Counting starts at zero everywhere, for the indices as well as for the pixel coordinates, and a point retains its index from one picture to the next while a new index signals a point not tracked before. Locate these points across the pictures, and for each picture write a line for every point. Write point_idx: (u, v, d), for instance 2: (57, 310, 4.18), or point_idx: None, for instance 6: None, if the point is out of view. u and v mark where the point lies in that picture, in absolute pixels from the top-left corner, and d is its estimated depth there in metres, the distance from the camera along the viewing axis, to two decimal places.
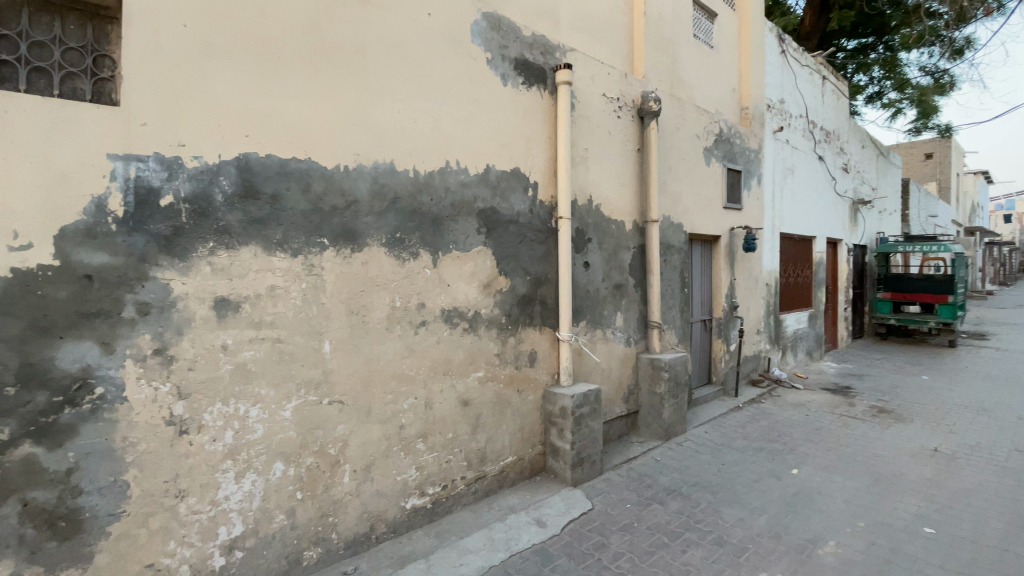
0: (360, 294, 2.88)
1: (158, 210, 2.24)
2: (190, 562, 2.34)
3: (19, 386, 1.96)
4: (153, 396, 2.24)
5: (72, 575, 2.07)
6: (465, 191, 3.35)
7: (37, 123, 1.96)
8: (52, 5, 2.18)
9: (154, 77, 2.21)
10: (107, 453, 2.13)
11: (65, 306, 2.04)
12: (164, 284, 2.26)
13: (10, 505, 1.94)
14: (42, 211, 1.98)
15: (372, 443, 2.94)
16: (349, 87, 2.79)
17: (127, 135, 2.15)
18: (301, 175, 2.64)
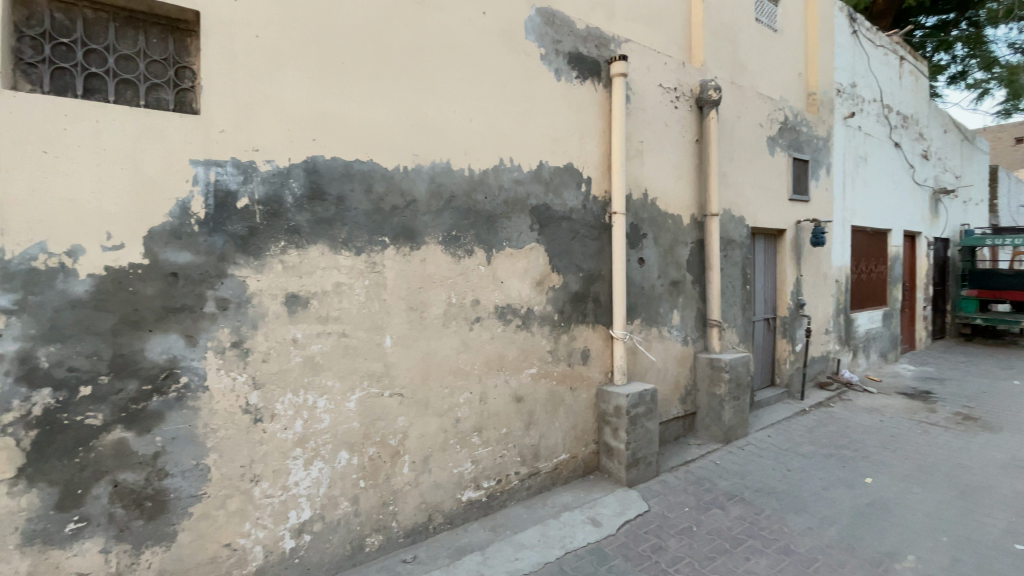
0: (418, 290, 2.95)
1: (235, 212, 2.39)
2: (263, 543, 2.49)
3: (114, 374, 2.14)
4: (231, 385, 2.39)
5: (158, 551, 2.25)
6: (518, 188, 3.36)
7: (130, 133, 2.14)
8: (137, 20, 2.34)
9: (231, 87, 2.36)
10: (190, 438, 2.30)
11: (153, 301, 2.22)
12: (241, 281, 2.41)
13: (107, 483, 2.13)
14: (133, 214, 2.16)
15: (429, 436, 3.01)
16: (408, 89, 2.86)
17: (207, 141, 2.31)
18: (364, 176, 2.73)
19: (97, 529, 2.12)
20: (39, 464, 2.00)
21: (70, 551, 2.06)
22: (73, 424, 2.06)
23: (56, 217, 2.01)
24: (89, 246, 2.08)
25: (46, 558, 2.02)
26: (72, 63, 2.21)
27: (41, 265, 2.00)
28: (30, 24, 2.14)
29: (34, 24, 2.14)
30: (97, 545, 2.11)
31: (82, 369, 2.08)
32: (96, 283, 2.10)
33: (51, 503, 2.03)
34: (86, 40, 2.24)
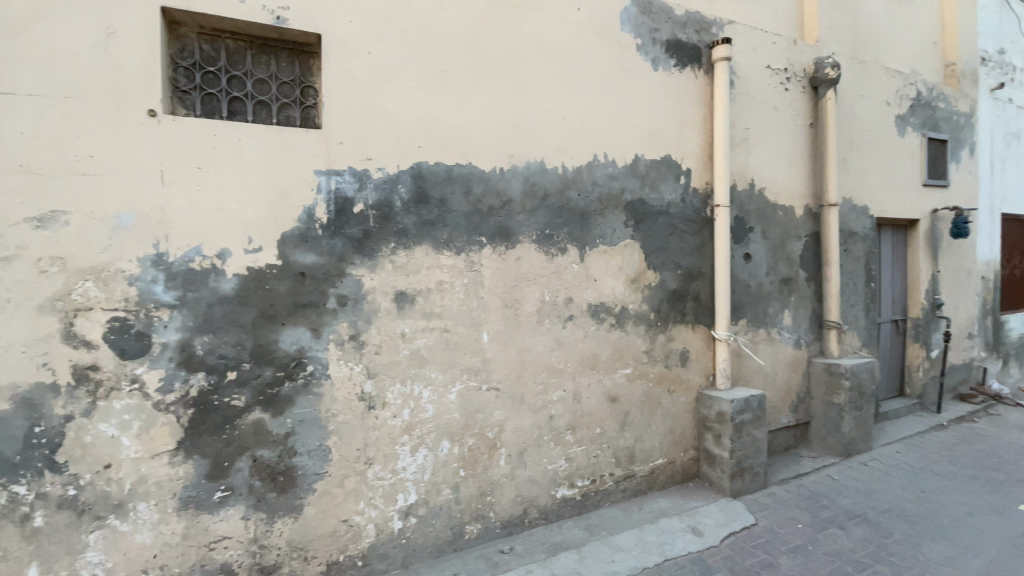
0: (514, 288, 3.01)
1: (352, 217, 2.60)
2: (375, 521, 2.68)
3: (253, 361, 2.42)
4: (348, 374, 2.61)
5: (288, 521, 2.50)
6: (613, 183, 3.29)
7: (266, 149, 2.41)
8: (269, 46, 2.61)
9: (348, 101, 2.56)
10: (314, 421, 2.54)
11: (286, 298, 2.48)
12: (357, 280, 2.62)
13: (248, 458, 2.42)
14: (270, 221, 2.43)
15: (525, 431, 3.06)
16: (505, 91, 2.93)
17: (329, 153, 2.53)
18: (464, 180, 2.84)
19: (239, 498, 2.41)
20: (195, 438, 2.32)
21: (217, 516, 2.36)
22: (221, 405, 2.36)
23: (207, 225, 2.32)
24: (233, 250, 2.37)
25: (201, 519, 2.34)
26: (218, 89, 2.51)
27: (197, 266, 2.31)
28: (184, 55, 2.43)
29: (187, 55, 2.43)
30: (239, 512, 2.40)
31: (228, 357, 2.37)
32: (240, 281, 2.39)
33: (204, 472, 2.34)
34: (228, 67, 2.53)
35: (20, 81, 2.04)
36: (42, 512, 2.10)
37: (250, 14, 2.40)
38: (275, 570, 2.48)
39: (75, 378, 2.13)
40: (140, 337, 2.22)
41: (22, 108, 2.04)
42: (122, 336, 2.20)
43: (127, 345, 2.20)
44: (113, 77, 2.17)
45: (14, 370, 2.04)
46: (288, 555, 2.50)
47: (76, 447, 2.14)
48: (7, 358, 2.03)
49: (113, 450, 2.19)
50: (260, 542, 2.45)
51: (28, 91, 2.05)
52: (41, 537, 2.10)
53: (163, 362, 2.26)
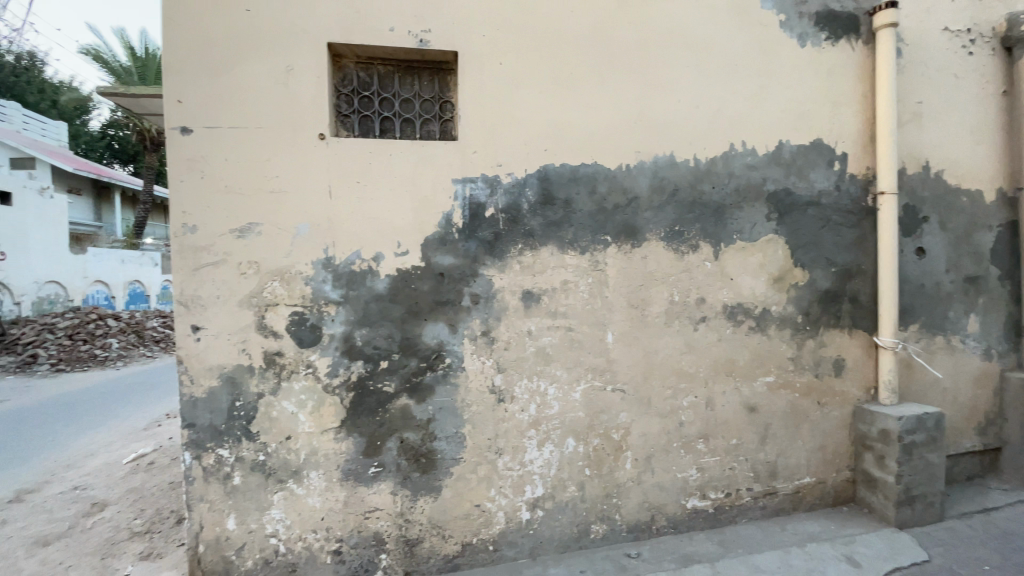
0: (641, 288, 2.95)
1: (485, 220, 2.75)
2: (505, 510, 2.81)
3: (401, 353, 2.69)
4: (480, 368, 2.77)
5: (428, 500, 2.72)
6: (751, 174, 3.06)
7: (411, 161, 2.66)
8: (413, 68, 2.87)
9: (481, 111, 2.72)
10: (452, 410, 2.74)
11: (428, 296, 2.71)
12: (489, 279, 2.77)
13: (396, 439, 2.68)
14: (415, 226, 2.68)
15: (653, 436, 2.98)
16: (633, 87, 2.88)
17: (464, 162, 2.71)
18: (589, 179, 2.85)
19: (389, 474, 2.68)
20: (355, 418, 2.64)
21: (371, 489, 2.66)
22: (375, 390, 2.66)
23: (364, 232, 2.63)
24: (386, 253, 2.65)
25: (359, 491, 2.65)
26: (372, 111, 2.82)
27: (357, 267, 2.63)
28: (345, 84, 2.77)
29: (347, 83, 2.77)
30: (388, 487, 2.68)
31: (381, 348, 2.66)
32: (390, 281, 2.67)
33: (361, 449, 2.65)
34: (380, 90, 2.83)
35: (226, 118, 2.48)
36: (240, 472, 2.54)
37: (399, 40, 2.66)
38: (417, 544, 2.71)
39: (265, 362, 2.55)
40: (314, 329, 2.59)
41: (227, 140, 2.48)
42: (299, 328, 2.58)
43: (303, 335, 2.58)
44: (292, 108, 2.55)
45: (222, 354, 2.50)
46: (428, 531, 2.72)
47: (266, 419, 2.55)
48: (218, 344, 2.50)
49: (292, 424, 2.58)
50: (405, 516, 2.70)
51: (232, 126, 2.49)
52: (238, 493, 2.54)
53: (330, 351, 2.61)
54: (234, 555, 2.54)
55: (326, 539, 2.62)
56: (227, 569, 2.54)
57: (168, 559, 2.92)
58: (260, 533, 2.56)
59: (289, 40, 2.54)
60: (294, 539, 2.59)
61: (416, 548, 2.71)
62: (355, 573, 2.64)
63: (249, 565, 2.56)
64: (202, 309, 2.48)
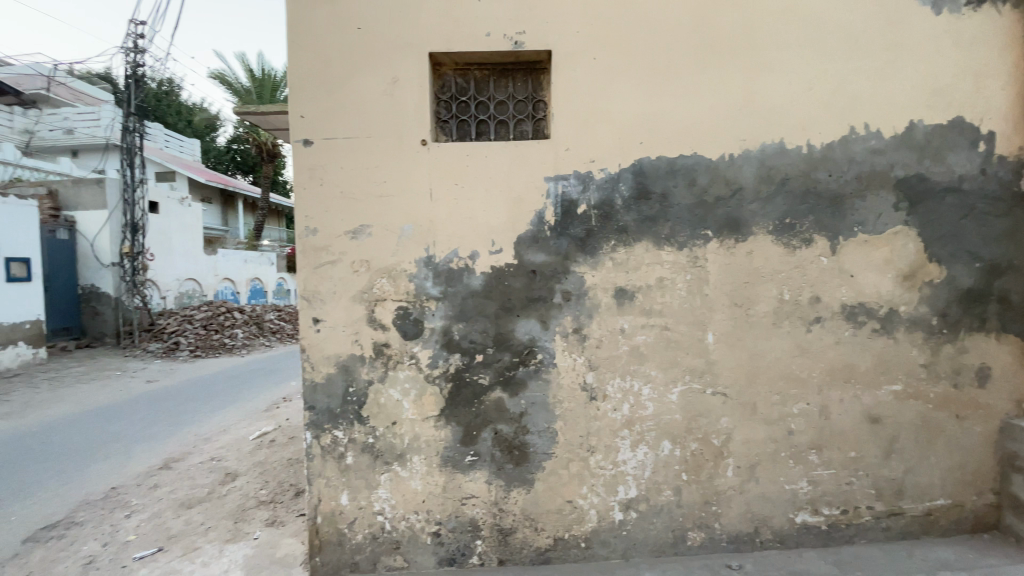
0: (745, 285, 2.79)
1: (577, 217, 2.75)
2: (598, 508, 2.80)
3: (495, 347, 2.77)
4: (572, 365, 2.78)
5: (522, 492, 2.78)
6: (874, 160, 2.78)
7: (505, 160, 2.72)
8: (508, 70, 2.94)
9: (575, 107, 2.71)
10: (544, 405, 2.77)
11: (521, 293, 2.77)
12: (581, 277, 2.77)
13: (490, 430, 2.78)
14: (509, 224, 2.74)
15: (757, 443, 2.81)
16: (736, 74, 2.73)
17: (557, 159, 2.73)
18: (687, 171, 2.75)
19: (484, 464, 2.78)
20: (453, 408, 2.77)
21: (468, 477, 2.77)
22: (471, 382, 2.77)
23: (462, 231, 2.74)
24: (481, 251, 2.75)
25: (456, 477, 2.77)
26: (469, 115, 2.93)
27: (455, 265, 2.75)
28: (444, 90, 2.90)
29: (446, 90, 2.90)
30: (483, 477, 2.77)
31: (477, 342, 2.77)
32: (485, 278, 2.76)
33: (458, 438, 2.77)
34: (476, 94, 2.93)
35: (340, 130, 2.71)
36: (352, 452, 2.77)
37: (494, 44, 2.74)
38: (511, 534, 2.78)
39: (374, 352, 2.75)
40: (416, 323, 2.75)
41: (342, 149, 2.71)
42: (403, 321, 2.75)
43: (407, 329, 2.75)
44: (397, 116, 2.72)
45: (338, 344, 2.74)
46: (522, 522, 2.79)
47: (374, 405, 2.76)
48: (334, 335, 2.74)
49: (397, 411, 2.76)
50: (499, 506, 2.78)
51: (346, 136, 2.71)
52: (351, 472, 2.77)
53: (431, 343, 2.76)
54: (346, 528, 2.77)
55: (427, 521, 2.77)
56: (340, 540, 2.77)
57: (290, 526, 3.27)
58: (369, 510, 2.77)
59: (394, 53, 2.70)
60: (398, 519, 2.77)
61: (510, 537, 2.79)
62: (453, 556, 2.77)
63: (359, 539, 2.78)
64: (322, 303, 2.73)
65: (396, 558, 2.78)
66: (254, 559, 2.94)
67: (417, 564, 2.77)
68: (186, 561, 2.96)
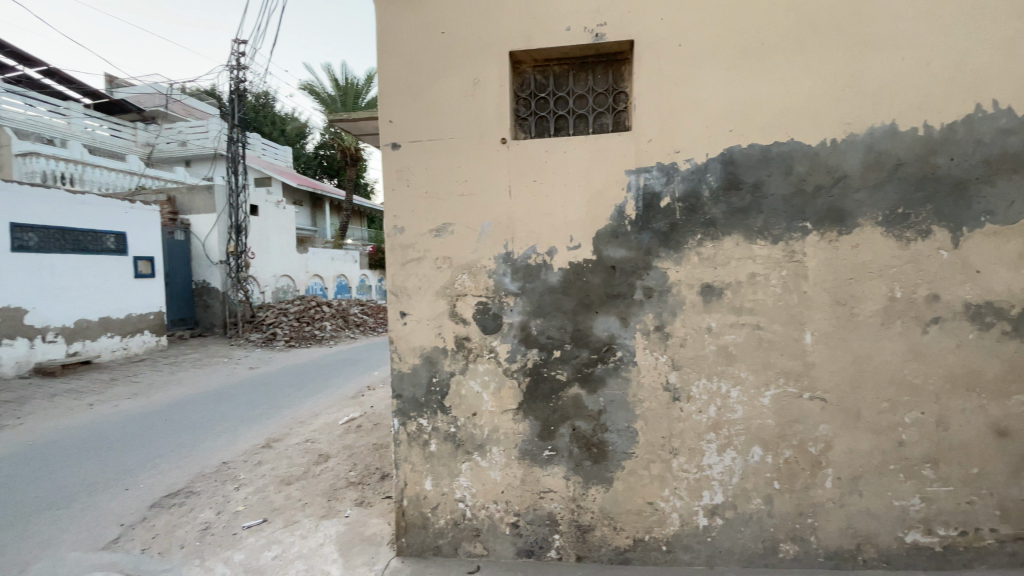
0: (849, 282, 2.57)
1: (660, 211, 2.67)
2: (680, 511, 2.71)
3: (574, 344, 2.76)
4: (654, 364, 2.70)
5: (600, 490, 2.76)
6: (1006, 141, 2.46)
7: (585, 155, 2.69)
8: (587, 64, 2.90)
9: (659, 97, 2.63)
10: (624, 404, 2.73)
11: (600, 289, 2.73)
12: (664, 272, 2.68)
13: (569, 426, 2.77)
14: (588, 219, 2.71)
15: (861, 453, 2.59)
16: (839, 51, 2.51)
17: (640, 151, 2.66)
18: (783, 159, 2.59)
19: (562, 459, 2.78)
20: (531, 402, 2.80)
21: (546, 472, 2.79)
22: (549, 377, 2.78)
23: (541, 228, 2.75)
24: (560, 247, 2.75)
25: (534, 471, 2.80)
26: (548, 111, 2.93)
27: (533, 260, 2.77)
28: (523, 88, 2.93)
29: (525, 87, 2.92)
30: (561, 472, 2.78)
31: (555, 338, 2.77)
32: (564, 274, 2.76)
33: (536, 432, 2.80)
34: (556, 90, 2.93)
35: (425, 132, 2.82)
36: (435, 440, 2.88)
37: (575, 38, 2.72)
38: (590, 531, 2.77)
39: (456, 346, 2.84)
40: (496, 317, 2.81)
41: (427, 150, 2.82)
42: (483, 316, 2.82)
43: (487, 323, 2.82)
44: (479, 115, 2.78)
45: (423, 337, 2.86)
46: (601, 520, 2.76)
47: (456, 396, 2.85)
48: (419, 328, 2.86)
49: (477, 402, 2.83)
50: (578, 502, 2.77)
51: (431, 138, 2.81)
52: (434, 459, 2.88)
53: (509, 338, 2.81)
54: (430, 512, 2.89)
55: (506, 512, 2.83)
56: (424, 524, 2.90)
57: (377, 507, 3.47)
58: (451, 496, 2.87)
59: (476, 53, 2.76)
60: (478, 507, 2.85)
61: (588, 534, 2.77)
62: (532, 548, 2.81)
63: (441, 524, 2.89)
64: (408, 298, 2.86)
65: (476, 545, 2.86)
66: (346, 535, 3.15)
67: (496, 552, 2.84)
68: (287, 533, 3.23)
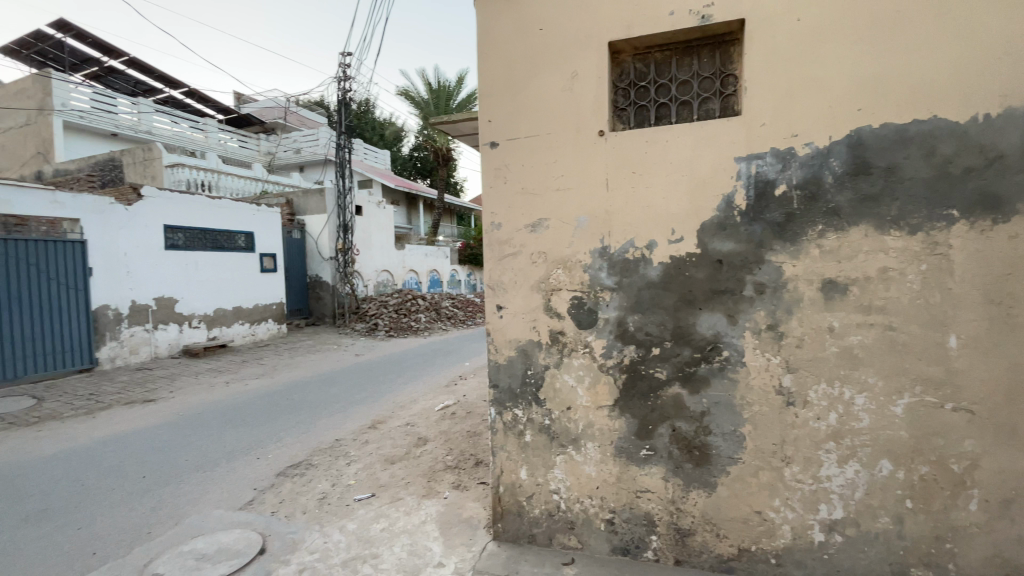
0: (1007, 278, 2.22)
1: (774, 200, 2.49)
2: (792, 524, 2.52)
3: (675, 341, 2.66)
4: (765, 365, 2.53)
5: (702, 495, 2.64)
6: None
7: (690, 143, 2.57)
8: (691, 48, 2.77)
9: (774, 77, 2.44)
10: (729, 406, 2.58)
11: (705, 284, 2.61)
12: (777, 267, 2.50)
13: (668, 426, 2.68)
14: (692, 211, 2.59)
15: (1019, 476, 2.23)
16: (1000, 10, 2.17)
17: (751, 137, 2.49)
18: (923, 139, 2.30)
19: (661, 459, 2.70)
20: (628, 400, 2.74)
21: (643, 471, 2.73)
22: (647, 375, 2.71)
23: (640, 221, 2.68)
24: (660, 240, 2.66)
25: (631, 469, 2.75)
26: (649, 100, 2.84)
27: (632, 255, 2.71)
28: (623, 78, 2.86)
29: (625, 76, 2.86)
30: (660, 473, 2.70)
31: (654, 335, 2.69)
32: (665, 268, 2.66)
33: (634, 430, 2.74)
34: (657, 77, 2.83)
35: (522, 128, 2.87)
36: (530, 431, 2.94)
37: (679, 23, 2.61)
38: (690, 535, 2.67)
39: (551, 339, 2.87)
40: (592, 312, 2.78)
41: (525, 146, 2.86)
42: (579, 310, 2.81)
43: (583, 318, 2.80)
44: (577, 108, 2.76)
45: (519, 330, 2.92)
46: (702, 525, 2.65)
47: (551, 389, 2.87)
48: (515, 321, 2.92)
49: (573, 397, 2.84)
50: (677, 504, 2.68)
51: (529, 133, 2.85)
52: (530, 450, 2.94)
53: (605, 333, 2.77)
54: (525, 501, 2.96)
55: (601, 507, 2.81)
56: (520, 511, 2.98)
57: (473, 492, 3.62)
58: (546, 487, 2.92)
59: (575, 46, 2.75)
60: (573, 500, 2.87)
61: (688, 538, 2.67)
62: (627, 546, 2.77)
63: (536, 514, 2.95)
64: (505, 291, 2.93)
65: (571, 538, 2.88)
66: (445, 516, 3.33)
67: (591, 547, 2.84)
68: (393, 508, 3.48)
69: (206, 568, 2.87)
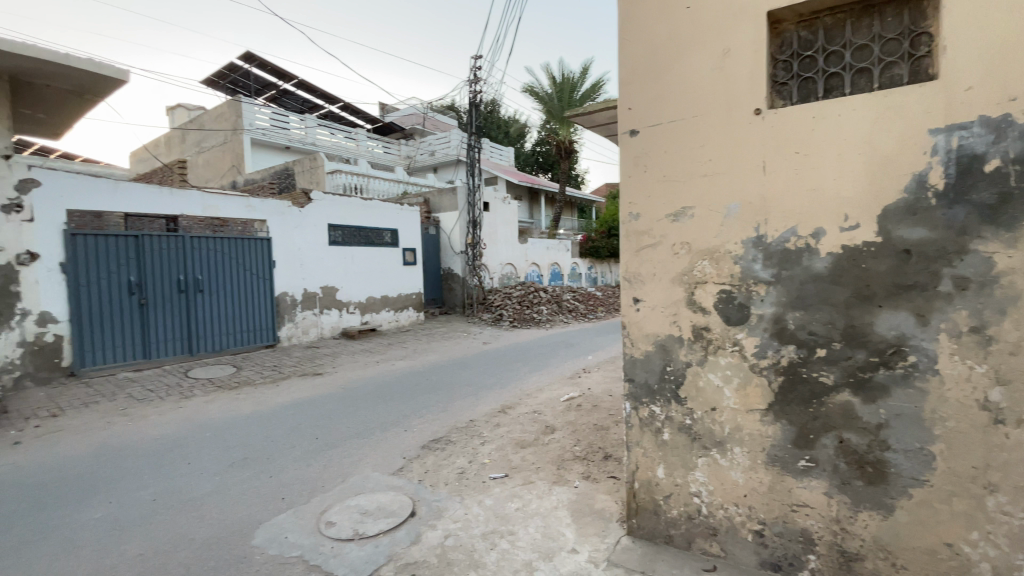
0: None
1: (984, 177, 2.08)
2: (996, 564, 2.12)
3: (844, 342, 2.37)
4: (965, 374, 2.14)
5: (875, 517, 2.33)
6: None
7: (869, 116, 2.25)
8: (872, 8, 2.45)
9: (985, 30, 2.04)
10: (915, 420, 2.23)
11: (885, 278, 2.27)
12: (987, 258, 2.09)
13: (834, 437, 2.41)
14: (870, 194, 2.27)
15: None
16: None
17: (951, 104, 2.10)
18: None
19: (823, 473, 2.43)
20: (784, 404, 2.51)
21: (800, 483, 2.49)
22: (809, 378, 2.45)
23: (804, 207, 2.42)
24: (829, 228, 2.37)
25: (785, 480, 2.52)
26: (815, 71, 2.54)
27: (792, 245, 2.46)
28: (783, 49, 2.61)
29: (786, 48, 2.60)
30: (820, 487, 2.44)
31: (818, 334, 2.42)
32: (833, 259, 2.38)
33: (790, 438, 2.51)
34: (826, 45, 2.54)
35: (665, 114, 2.76)
36: (668, 429, 2.85)
37: None
38: (857, 560, 2.38)
39: (694, 335, 2.73)
40: (742, 307, 2.60)
41: (668, 132, 2.76)
42: (727, 305, 2.63)
43: (731, 313, 2.62)
44: (728, 87, 2.57)
45: (658, 324, 2.84)
46: (873, 551, 2.34)
47: (692, 388, 2.75)
48: (654, 314, 2.84)
49: (717, 397, 2.68)
50: (842, 525, 2.40)
51: (673, 119, 2.74)
52: (667, 448, 2.85)
53: (758, 331, 2.57)
54: (662, 500, 2.88)
55: (748, 517, 2.63)
56: (656, 510, 2.91)
57: (604, 485, 3.62)
58: (685, 489, 2.81)
59: (727, 21, 2.57)
60: (716, 506, 2.72)
61: (855, 563, 2.38)
62: (778, 562, 2.56)
63: (674, 514, 2.85)
64: (643, 284, 2.87)
65: (712, 544, 2.74)
66: (577, 505, 3.38)
67: (735, 557, 2.67)
68: (526, 490, 3.64)
69: (369, 522, 3.28)
